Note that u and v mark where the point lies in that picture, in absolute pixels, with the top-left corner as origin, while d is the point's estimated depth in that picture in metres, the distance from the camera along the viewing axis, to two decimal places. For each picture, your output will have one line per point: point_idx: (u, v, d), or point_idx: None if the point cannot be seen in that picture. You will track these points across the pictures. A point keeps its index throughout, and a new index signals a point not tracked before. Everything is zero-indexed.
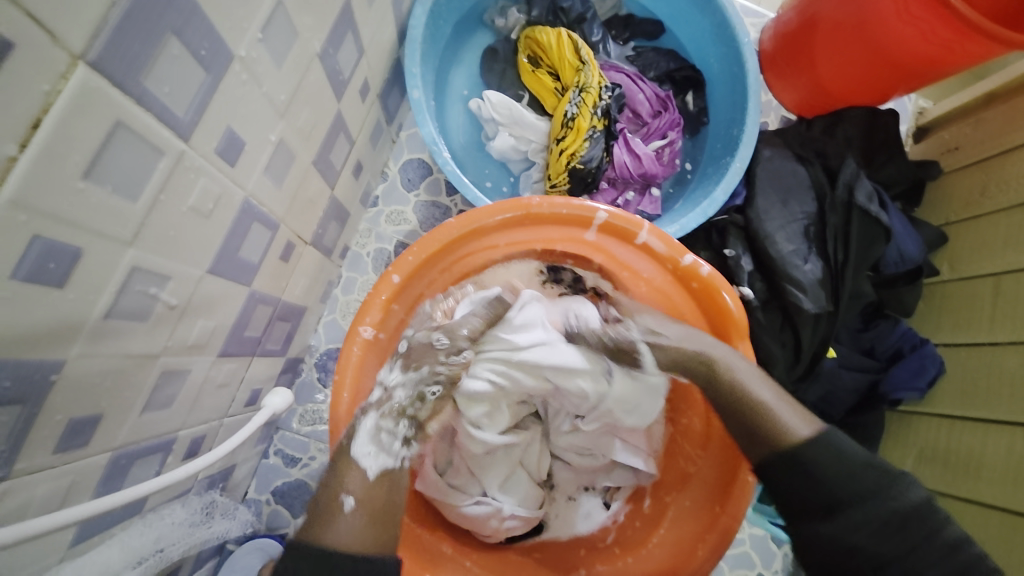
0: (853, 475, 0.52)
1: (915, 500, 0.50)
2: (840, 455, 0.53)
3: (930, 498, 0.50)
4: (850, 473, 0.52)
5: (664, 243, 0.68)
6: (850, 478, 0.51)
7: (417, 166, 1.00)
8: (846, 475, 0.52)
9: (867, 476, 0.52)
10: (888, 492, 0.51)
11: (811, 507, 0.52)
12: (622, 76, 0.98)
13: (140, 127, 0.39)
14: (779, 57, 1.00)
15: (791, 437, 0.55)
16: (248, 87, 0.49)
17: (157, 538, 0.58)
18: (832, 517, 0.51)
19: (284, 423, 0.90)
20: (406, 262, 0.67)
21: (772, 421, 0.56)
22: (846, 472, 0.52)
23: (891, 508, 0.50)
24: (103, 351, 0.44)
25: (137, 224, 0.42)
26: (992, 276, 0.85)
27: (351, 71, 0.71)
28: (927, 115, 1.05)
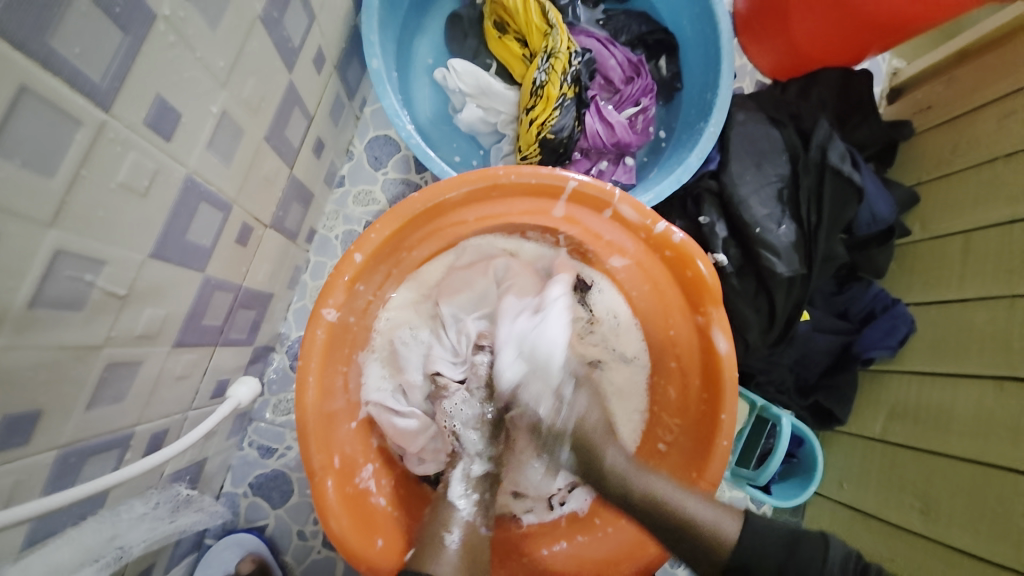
0: (777, 553, 0.55)
1: (842, 555, 0.54)
2: (757, 536, 0.56)
3: (858, 557, 0.54)
4: (776, 544, 0.55)
5: (636, 211, 0.66)
6: (782, 554, 0.55)
7: (384, 143, 0.96)
8: (761, 552, 0.55)
9: (787, 549, 0.55)
10: (824, 564, 0.53)
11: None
12: (593, 41, 0.95)
13: (47, 92, 0.35)
14: (752, 20, 0.98)
15: (721, 546, 0.56)
16: (179, 51, 0.45)
17: (114, 535, 0.55)
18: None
19: (257, 413, 0.88)
20: (369, 240, 0.63)
21: (708, 531, 0.56)
22: (773, 549, 0.55)
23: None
24: (32, 342, 0.41)
25: (57, 201, 0.39)
26: (962, 234, 0.86)
27: (301, 39, 0.66)
28: (902, 76, 1.04)
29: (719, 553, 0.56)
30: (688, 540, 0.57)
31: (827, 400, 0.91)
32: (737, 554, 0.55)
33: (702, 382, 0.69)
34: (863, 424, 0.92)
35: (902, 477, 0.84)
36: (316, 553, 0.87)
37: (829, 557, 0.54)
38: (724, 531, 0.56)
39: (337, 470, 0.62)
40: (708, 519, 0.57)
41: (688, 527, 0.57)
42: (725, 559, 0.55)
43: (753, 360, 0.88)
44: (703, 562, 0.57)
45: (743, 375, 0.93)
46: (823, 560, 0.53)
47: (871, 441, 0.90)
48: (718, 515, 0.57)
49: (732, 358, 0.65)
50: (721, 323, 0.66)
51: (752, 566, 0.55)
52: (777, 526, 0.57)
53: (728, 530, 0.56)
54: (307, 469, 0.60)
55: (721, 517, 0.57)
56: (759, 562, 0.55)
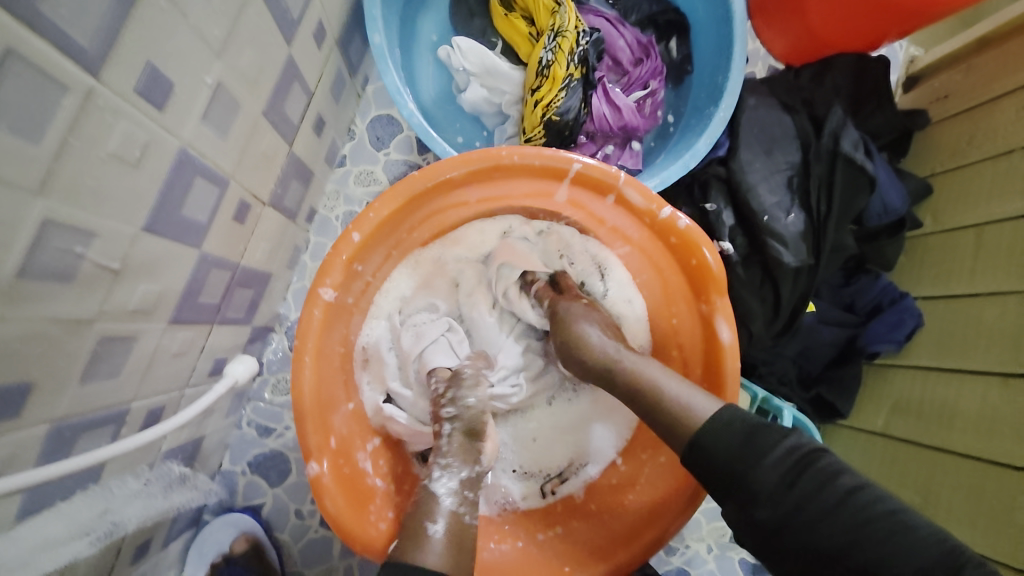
0: (733, 439, 0.49)
1: (794, 451, 0.47)
2: (714, 432, 0.49)
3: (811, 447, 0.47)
4: (732, 450, 0.48)
5: (641, 195, 0.65)
6: (734, 465, 0.48)
7: (386, 123, 0.94)
8: (727, 453, 0.48)
9: (747, 434, 0.48)
10: (768, 455, 0.47)
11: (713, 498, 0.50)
12: (602, 21, 0.92)
13: (33, 54, 0.34)
14: (769, 1, 0.94)
15: (689, 420, 0.51)
16: (171, 18, 0.44)
17: (106, 510, 0.56)
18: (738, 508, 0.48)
19: (255, 393, 0.88)
20: (367, 219, 0.62)
21: (667, 405, 0.53)
22: (718, 459, 0.49)
23: (771, 479, 0.46)
24: (23, 314, 0.40)
25: (44, 170, 0.38)
26: (975, 227, 0.84)
27: (301, 10, 0.64)
28: (919, 64, 1.00)
29: (684, 427, 0.51)
30: (653, 412, 0.54)
31: (829, 393, 0.90)
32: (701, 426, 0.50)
33: (703, 372, 0.67)
34: (864, 418, 0.91)
35: (901, 472, 0.83)
36: (313, 532, 0.87)
37: (771, 451, 0.47)
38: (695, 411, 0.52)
39: (332, 451, 0.62)
40: (678, 393, 0.53)
41: (656, 400, 0.54)
42: (690, 439, 0.50)
43: (756, 351, 0.88)
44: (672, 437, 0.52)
45: (745, 367, 0.92)
46: (764, 453, 0.47)
47: (872, 435, 0.89)
48: (687, 392, 0.53)
49: (735, 347, 0.64)
50: (725, 312, 0.64)
51: (704, 439, 0.50)
52: (746, 416, 0.50)
53: (698, 411, 0.51)
54: (303, 450, 0.60)
55: (686, 392, 0.53)
56: (716, 444, 0.49)
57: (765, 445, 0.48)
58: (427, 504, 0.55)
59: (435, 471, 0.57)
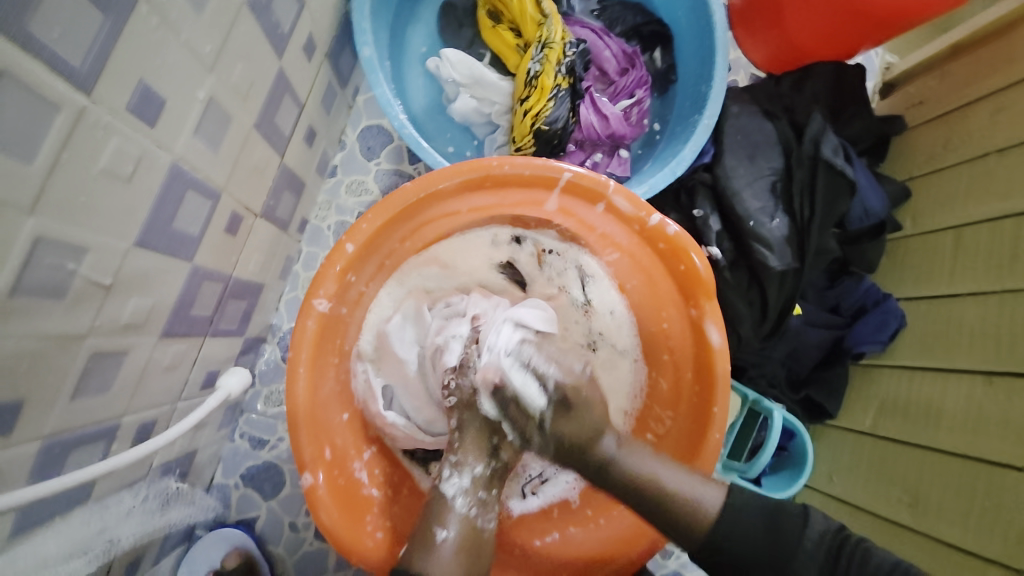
0: (758, 535, 0.57)
1: (820, 531, 0.56)
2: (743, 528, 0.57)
3: (839, 528, 0.56)
4: (763, 538, 0.57)
5: (630, 203, 0.66)
6: (768, 557, 0.56)
7: (377, 133, 0.95)
8: (752, 551, 0.56)
9: (768, 529, 0.57)
10: (796, 554, 0.55)
11: (756, 569, 0.56)
12: (588, 32, 0.94)
13: (26, 75, 0.34)
14: (748, 11, 0.97)
15: (701, 523, 0.57)
16: (162, 35, 0.44)
17: (103, 528, 0.56)
18: None
19: (248, 405, 0.87)
20: (360, 230, 0.63)
21: (685, 508, 0.57)
22: (750, 546, 0.57)
23: (809, 569, 0.55)
24: (13, 331, 0.40)
25: (36, 188, 0.38)
26: (953, 229, 0.86)
27: (291, 24, 0.65)
28: (895, 71, 1.04)
29: (696, 528, 0.58)
30: (667, 516, 0.58)
31: (818, 395, 0.92)
32: (716, 522, 0.57)
33: (694, 375, 0.69)
34: (853, 418, 0.93)
35: (891, 471, 0.85)
36: (309, 544, 0.86)
37: (801, 545, 0.55)
38: (704, 505, 0.57)
39: (328, 462, 0.62)
40: (681, 486, 0.58)
41: (662, 499, 0.58)
42: (706, 534, 0.57)
43: (745, 353, 0.89)
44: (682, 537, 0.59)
45: (735, 368, 0.93)
46: (796, 550, 0.55)
47: (861, 434, 0.91)
48: (694, 486, 0.58)
49: (724, 350, 0.66)
50: (713, 316, 0.66)
51: (731, 539, 0.57)
52: (755, 502, 0.59)
53: (709, 505, 0.58)
54: (298, 462, 0.60)
55: (703, 492, 0.58)
56: (735, 532, 0.57)
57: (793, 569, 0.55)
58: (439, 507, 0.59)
59: (444, 472, 0.61)
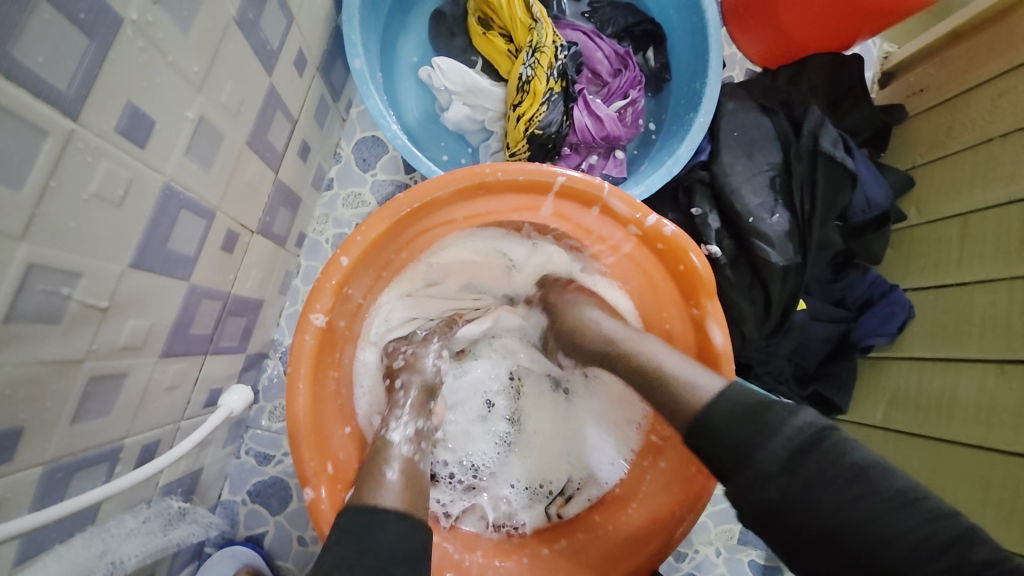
0: (740, 411, 0.49)
1: (803, 431, 0.46)
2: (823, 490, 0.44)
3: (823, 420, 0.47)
4: (741, 418, 0.48)
5: (625, 204, 0.65)
6: (743, 433, 0.48)
7: (371, 144, 0.95)
8: (730, 421, 0.49)
9: (752, 414, 0.48)
10: (773, 430, 0.47)
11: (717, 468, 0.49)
12: (579, 35, 0.93)
13: (10, 102, 0.35)
14: (741, 7, 0.96)
15: (697, 400, 0.52)
16: (149, 57, 0.45)
17: (104, 551, 0.55)
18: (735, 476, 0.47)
19: (253, 421, 0.87)
20: (355, 243, 0.62)
21: (676, 386, 0.54)
22: (730, 429, 0.48)
23: (781, 453, 0.46)
24: (9, 359, 0.40)
25: (26, 215, 0.38)
26: (959, 217, 0.85)
27: (280, 40, 0.65)
28: (893, 60, 1.02)
29: (685, 410, 0.52)
30: (662, 392, 0.55)
31: (826, 390, 0.90)
32: (707, 405, 0.51)
33: None
34: (863, 412, 0.91)
35: (904, 465, 0.83)
36: (318, 559, 0.86)
37: (783, 423, 0.47)
38: (702, 383, 0.53)
39: (330, 477, 0.61)
40: (679, 369, 0.55)
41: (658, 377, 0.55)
42: (694, 414, 0.51)
43: (750, 352, 0.87)
44: (670, 409, 0.53)
45: (741, 367, 0.92)
46: (775, 427, 0.47)
47: (872, 428, 0.89)
48: (697, 373, 0.54)
49: (728, 349, 0.64)
50: (715, 315, 0.65)
51: (715, 415, 0.50)
52: (749, 390, 0.51)
53: (705, 386, 0.52)
54: (299, 476, 0.59)
55: (702, 376, 0.54)
56: (722, 419, 0.49)
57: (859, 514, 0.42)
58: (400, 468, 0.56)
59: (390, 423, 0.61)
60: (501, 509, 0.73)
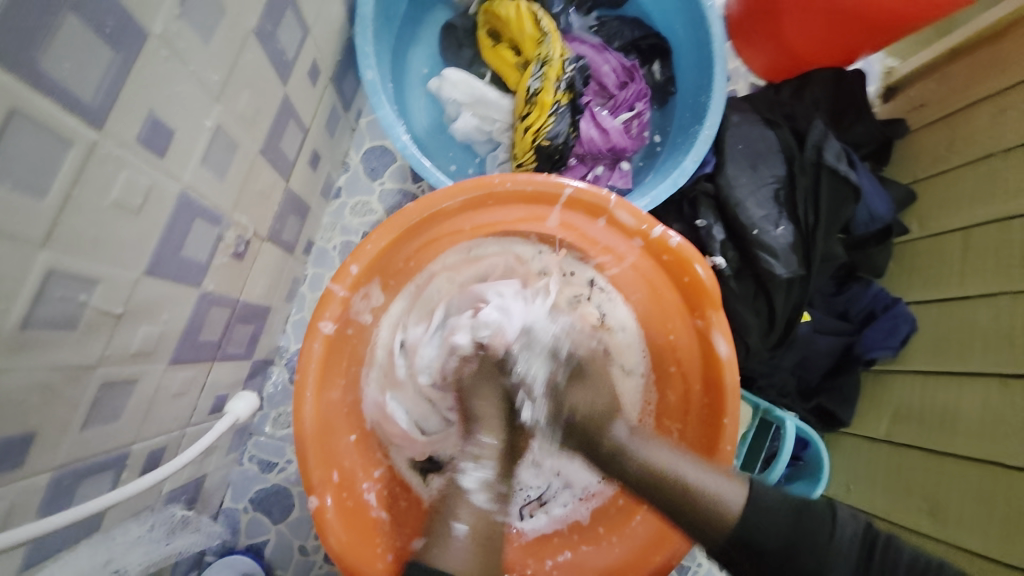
0: (786, 521, 0.53)
1: (851, 540, 0.53)
2: (765, 512, 0.54)
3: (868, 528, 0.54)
4: (790, 529, 0.53)
5: (632, 216, 0.66)
6: (794, 537, 0.53)
7: (380, 153, 0.96)
8: (784, 529, 0.53)
9: (797, 514, 0.54)
10: (824, 530, 0.53)
11: (767, 560, 0.53)
12: (587, 48, 0.95)
13: (40, 113, 0.36)
14: (745, 22, 0.97)
15: (728, 517, 0.54)
16: (171, 68, 0.46)
17: (109, 559, 0.55)
18: (783, 570, 0.52)
19: (257, 428, 0.87)
20: (365, 251, 0.63)
21: (705, 496, 0.55)
22: (775, 539, 0.53)
23: (839, 565, 0.52)
24: (25, 364, 0.41)
25: (49, 222, 0.39)
26: (961, 231, 0.85)
27: (295, 51, 0.67)
28: (895, 75, 1.03)
29: (721, 526, 0.54)
30: (690, 514, 0.55)
31: (830, 403, 0.90)
32: (744, 520, 0.54)
33: (703, 387, 0.68)
34: (867, 425, 0.91)
35: (909, 479, 0.83)
36: (319, 568, 0.85)
37: (835, 531, 0.53)
38: (727, 499, 0.54)
39: (336, 485, 0.62)
40: (710, 486, 0.55)
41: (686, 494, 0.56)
42: (733, 530, 0.53)
43: (754, 364, 0.87)
44: (701, 531, 0.55)
45: (745, 379, 0.92)
46: (829, 534, 0.53)
47: (876, 442, 0.89)
48: (720, 485, 0.55)
49: (733, 361, 0.65)
50: (721, 327, 0.65)
51: (760, 533, 0.53)
52: (780, 497, 0.55)
53: (731, 502, 0.54)
54: (306, 485, 0.60)
55: (725, 487, 0.55)
56: (769, 528, 0.53)
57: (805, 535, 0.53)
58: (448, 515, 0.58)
59: (463, 463, 0.61)
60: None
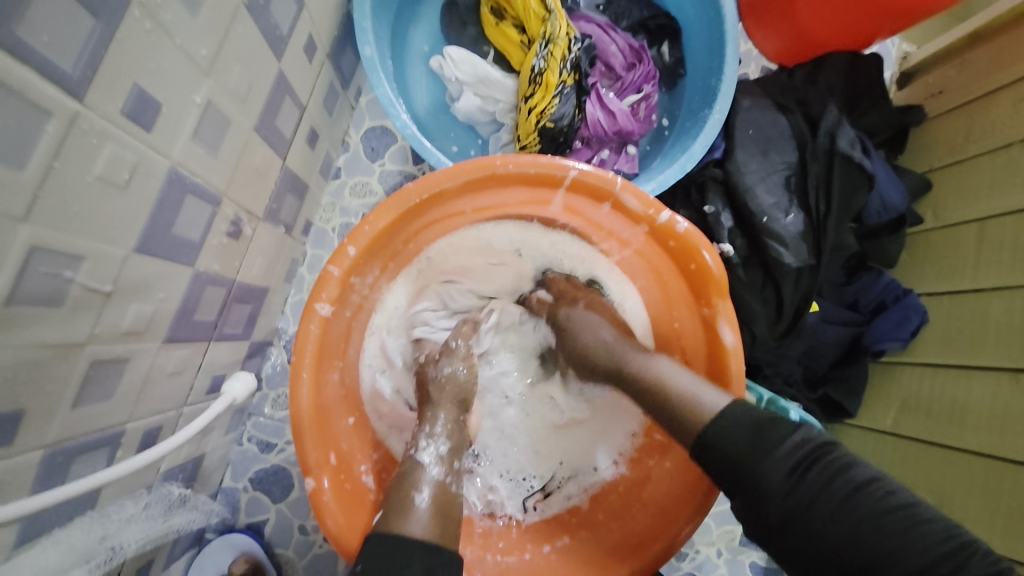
0: (740, 429, 0.50)
1: (801, 452, 0.48)
2: (724, 420, 0.51)
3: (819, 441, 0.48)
4: (743, 442, 0.49)
5: (638, 200, 0.64)
6: (745, 455, 0.49)
7: (380, 133, 0.94)
8: (735, 438, 0.50)
9: (754, 431, 0.49)
10: (777, 446, 0.48)
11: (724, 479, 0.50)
12: (593, 27, 0.92)
13: (15, 80, 0.34)
14: (758, 2, 0.94)
15: (699, 412, 0.53)
16: (156, 38, 0.44)
17: (104, 536, 0.55)
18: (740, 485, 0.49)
19: (256, 408, 0.87)
20: (362, 232, 0.62)
21: (679, 398, 0.55)
22: (731, 446, 0.50)
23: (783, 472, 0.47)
24: (10, 342, 0.39)
25: (29, 196, 0.37)
26: (977, 222, 0.83)
27: (290, 24, 0.64)
28: (913, 60, 0.99)
29: (697, 420, 0.53)
30: (660, 398, 0.56)
31: (836, 393, 0.89)
32: (714, 422, 0.51)
33: (706, 377, 0.66)
34: (872, 417, 0.90)
35: (914, 472, 0.82)
36: (318, 548, 0.86)
37: (782, 444, 0.48)
38: (704, 397, 0.54)
39: (333, 468, 0.61)
40: (685, 385, 0.55)
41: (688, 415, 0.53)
42: (700, 431, 0.52)
43: (759, 353, 0.86)
44: (682, 432, 0.54)
45: (750, 368, 0.90)
46: (775, 446, 0.48)
47: (881, 434, 0.88)
48: (699, 387, 0.55)
49: (739, 351, 0.63)
50: (727, 315, 0.64)
51: (719, 436, 0.51)
52: (751, 407, 0.52)
53: (711, 400, 0.53)
54: (302, 467, 0.59)
55: (710, 393, 0.54)
56: (723, 437, 0.50)
57: (767, 466, 0.47)
58: (413, 475, 0.57)
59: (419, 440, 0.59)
60: (489, 498, 0.71)
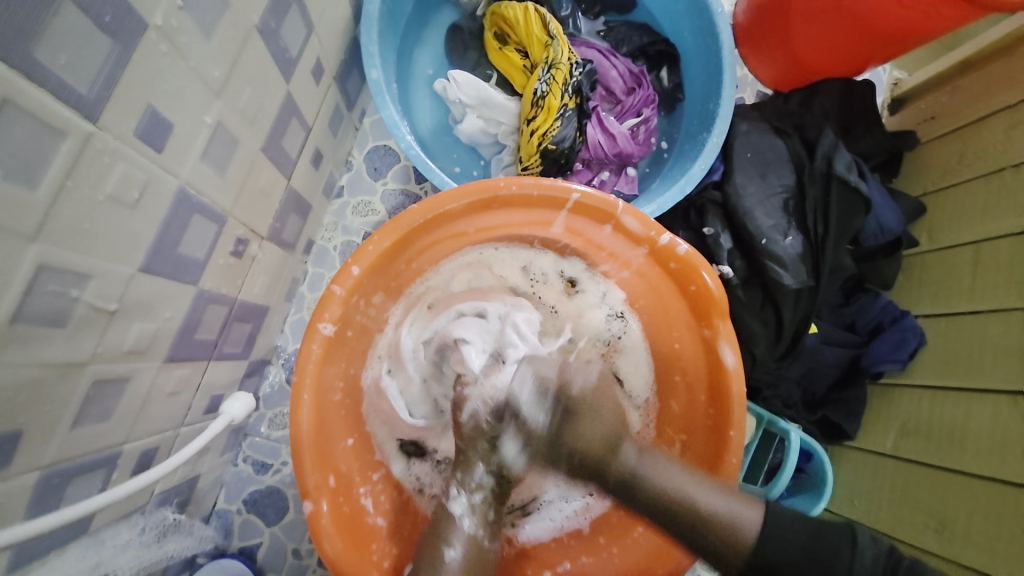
0: (799, 544, 0.51)
1: (874, 559, 0.49)
2: (777, 536, 0.52)
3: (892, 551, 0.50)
4: (806, 548, 0.51)
5: (639, 223, 0.65)
6: (806, 557, 0.50)
7: (383, 154, 0.95)
8: (798, 544, 0.51)
9: (812, 536, 0.52)
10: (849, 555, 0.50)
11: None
12: (594, 53, 0.94)
13: (33, 102, 0.35)
14: (754, 30, 0.97)
15: (739, 544, 0.51)
16: (171, 61, 0.45)
17: (98, 563, 0.54)
18: None
19: (252, 428, 0.86)
20: (367, 253, 0.62)
21: (716, 528, 0.52)
22: (794, 549, 0.51)
23: None
24: (12, 360, 0.39)
25: (40, 214, 0.37)
26: (972, 245, 0.84)
27: (299, 49, 0.66)
28: (903, 86, 1.03)
29: (734, 549, 0.51)
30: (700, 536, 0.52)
31: (836, 415, 0.89)
32: (756, 546, 0.51)
33: (708, 398, 0.66)
34: (873, 440, 0.90)
35: (915, 495, 0.81)
36: (312, 573, 0.84)
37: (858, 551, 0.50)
38: (742, 521, 0.52)
39: (332, 491, 0.60)
40: (722, 510, 0.52)
41: (700, 522, 0.52)
42: (746, 557, 0.51)
43: (760, 374, 0.86)
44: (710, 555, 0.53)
45: (750, 390, 0.90)
46: (850, 553, 0.50)
47: (882, 457, 0.88)
48: (733, 507, 0.53)
49: (740, 372, 0.63)
50: (728, 337, 0.64)
51: (773, 547, 0.51)
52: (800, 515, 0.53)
53: (746, 528, 0.52)
54: (300, 489, 0.58)
55: (740, 509, 0.53)
56: (779, 549, 0.51)
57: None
58: (446, 528, 0.60)
59: (452, 490, 0.62)
60: None
